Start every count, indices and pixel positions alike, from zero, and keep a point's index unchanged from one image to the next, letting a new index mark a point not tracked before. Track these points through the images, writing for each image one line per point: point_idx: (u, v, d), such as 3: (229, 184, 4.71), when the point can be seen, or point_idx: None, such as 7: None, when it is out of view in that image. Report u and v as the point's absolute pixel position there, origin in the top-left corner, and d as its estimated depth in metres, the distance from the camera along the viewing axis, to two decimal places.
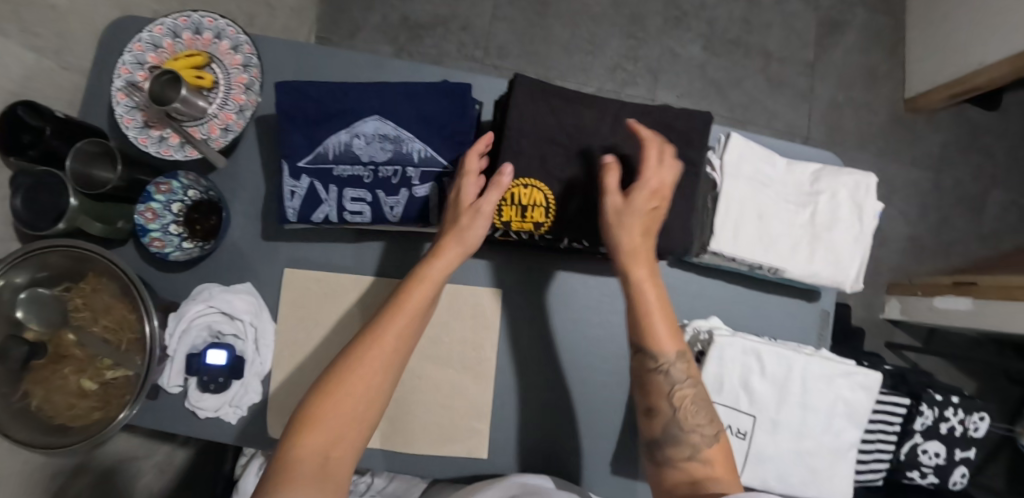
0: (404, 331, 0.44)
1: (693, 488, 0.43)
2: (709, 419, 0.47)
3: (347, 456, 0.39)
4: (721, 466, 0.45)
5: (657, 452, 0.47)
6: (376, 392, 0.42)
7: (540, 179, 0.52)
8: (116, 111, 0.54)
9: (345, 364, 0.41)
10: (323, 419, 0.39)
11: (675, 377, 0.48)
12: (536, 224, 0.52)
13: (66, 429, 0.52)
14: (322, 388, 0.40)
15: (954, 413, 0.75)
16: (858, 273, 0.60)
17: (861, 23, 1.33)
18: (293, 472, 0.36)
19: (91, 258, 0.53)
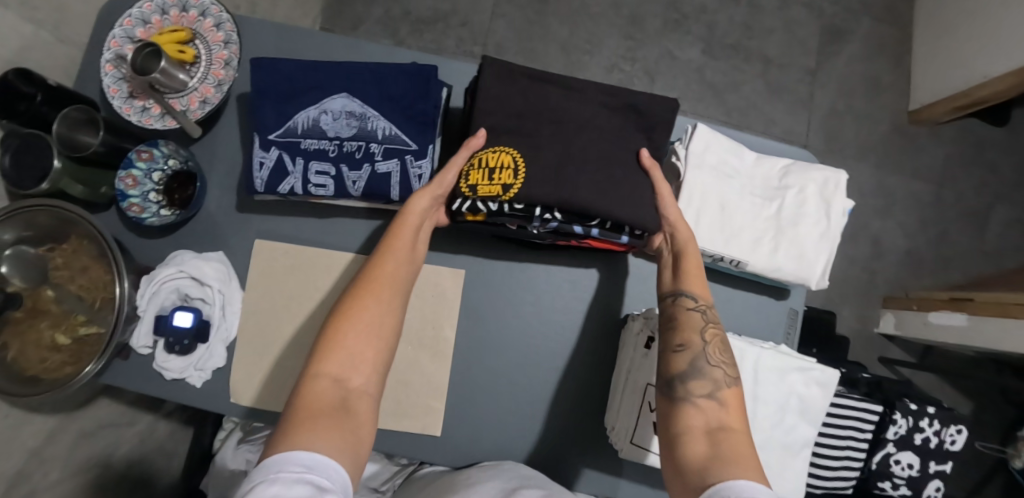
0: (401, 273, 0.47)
1: (714, 433, 0.39)
2: (732, 362, 0.46)
3: (367, 390, 0.40)
4: (733, 413, 0.42)
5: (675, 385, 0.43)
6: (388, 333, 0.43)
7: (509, 147, 0.52)
8: (103, 81, 0.57)
9: (356, 299, 0.43)
10: (337, 351, 0.40)
11: (705, 317, 0.47)
12: (505, 186, 0.50)
13: (37, 381, 0.55)
14: (336, 323, 0.42)
15: (929, 424, 0.74)
16: (824, 270, 0.60)
17: (866, 32, 1.32)
18: (314, 399, 0.37)
19: (74, 221, 0.56)
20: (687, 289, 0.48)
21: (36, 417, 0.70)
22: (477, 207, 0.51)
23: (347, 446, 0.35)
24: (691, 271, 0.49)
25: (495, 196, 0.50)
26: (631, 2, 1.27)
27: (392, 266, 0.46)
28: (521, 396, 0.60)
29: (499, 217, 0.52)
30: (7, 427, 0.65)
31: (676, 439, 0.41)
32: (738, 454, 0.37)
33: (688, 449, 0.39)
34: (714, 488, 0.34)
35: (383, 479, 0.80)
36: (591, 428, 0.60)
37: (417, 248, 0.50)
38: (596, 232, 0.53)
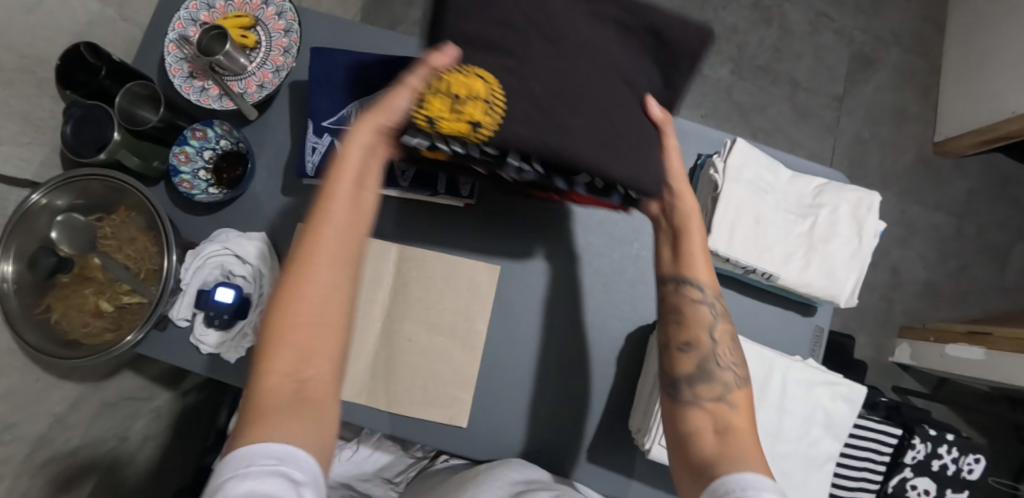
0: (342, 228, 0.37)
1: (732, 443, 0.38)
2: (742, 363, 0.47)
3: (324, 376, 0.34)
4: (745, 411, 0.43)
5: (684, 385, 0.44)
6: (343, 302, 0.36)
7: (481, 72, 0.41)
8: (166, 60, 0.59)
9: (298, 260, 0.35)
10: (280, 344, 0.33)
11: (715, 313, 0.47)
12: (473, 125, 0.40)
13: (77, 345, 0.58)
14: (272, 308, 0.34)
15: (947, 451, 0.73)
16: (854, 288, 0.60)
17: (895, 62, 1.33)
18: (265, 401, 0.31)
19: (125, 191, 0.59)
20: (696, 276, 0.47)
21: (64, 384, 0.72)
22: (438, 147, 0.42)
23: (304, 438, 0.30)
24: (700, 256, 0.48)
25: (459, 136, 0.40)
26: (664, 18, 1.30)
27: (337, 216, 0.37)
28: (547, 393, 0.61)
29: (461, 158, 0.43)
30: (38, 390, 0.67)
31: (687, 439, 0.41)
32: (751, 454, 0.38)
33: (698, 447, 0.40)
34: (719, 480, 0.35)
35: (397, 471, 0.82)
36: (614, 430, 0.61)
37: (368, 193, 0.40)
38: (581, 190, 0.47)
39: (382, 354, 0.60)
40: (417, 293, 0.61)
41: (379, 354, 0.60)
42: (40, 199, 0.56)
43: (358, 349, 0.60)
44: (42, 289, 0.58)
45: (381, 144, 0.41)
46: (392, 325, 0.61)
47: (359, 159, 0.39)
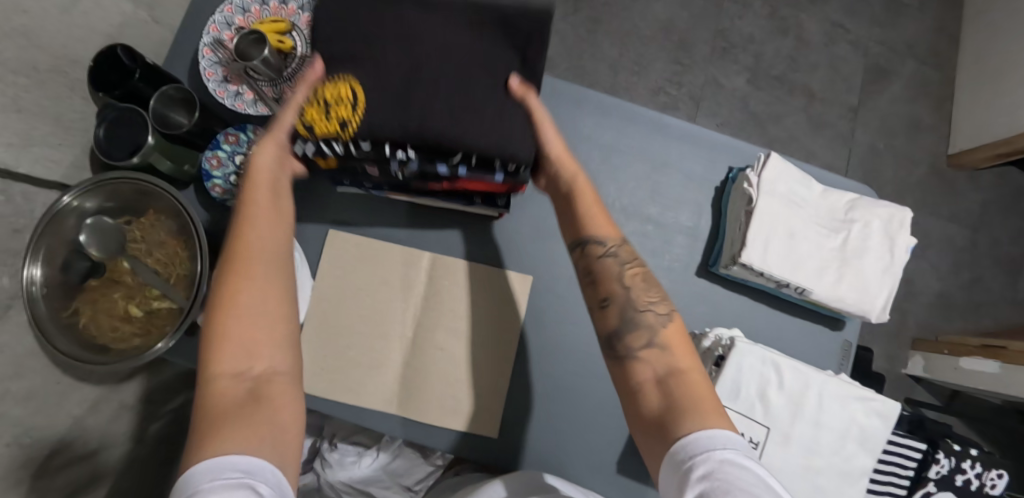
0: (269, 244, 0.45)
1: (674, 398, 0.41)
2: (662, 297, 0.48)
3: (277, 368, 0.41)
4: (680, 350, 0.44)
5: (616, 343, 0.46)
6: (279, 302, 0.43)
7: (346, 76, 0.45)
8: (201, 64, 0.59)
9: (229, 276, 0.42)
10: (227, 348, 0.39)
11: (621, 260, 0.48)
12: (342, 123, 0.44)
13: (106, 350, 0.57)
14: (213, 320, 0.41)
15: (971, 466, 0.73)
16: (885, 304, 0.60)
17: (909, 73, 1.34)
18: (217, 401, 0.37)
19: (156, 195, 0.58)
20: (600, 233, 0.48)
21: (82, 386, 0.70)
22: (322, 150, 0.46)
23: (264, 436, 0.35)
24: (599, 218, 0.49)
25: (335, 135, 0.45)
26: (681, 27, 1.30)
27: (260, 234, 0.45)
28: (577, 404, 0.61)
29: (351, 159, 0.47)
30: (58, 393, 0.65)
31: (633, 400, 0.43)
32: (691, 399, 0.40)
33: (645, 405, 0.42)
34: (677, 446, 0.38)
35: (417, 478, 0.82)
36: None
37: (282, 201, 0.48)
38: (463, 172, 0.47)
39: (413, 362, 0.60)
40: (448, 302, 0.61)
41: (408, 364, 0.59)
42: (70, 201, 0.56)
43: (386, 358, 0.59)
44: (71, 292, 0.57)
45: (285, 166, 0.49)
46: (422, 333, 0.60)
47: (270, 183, 0.47)
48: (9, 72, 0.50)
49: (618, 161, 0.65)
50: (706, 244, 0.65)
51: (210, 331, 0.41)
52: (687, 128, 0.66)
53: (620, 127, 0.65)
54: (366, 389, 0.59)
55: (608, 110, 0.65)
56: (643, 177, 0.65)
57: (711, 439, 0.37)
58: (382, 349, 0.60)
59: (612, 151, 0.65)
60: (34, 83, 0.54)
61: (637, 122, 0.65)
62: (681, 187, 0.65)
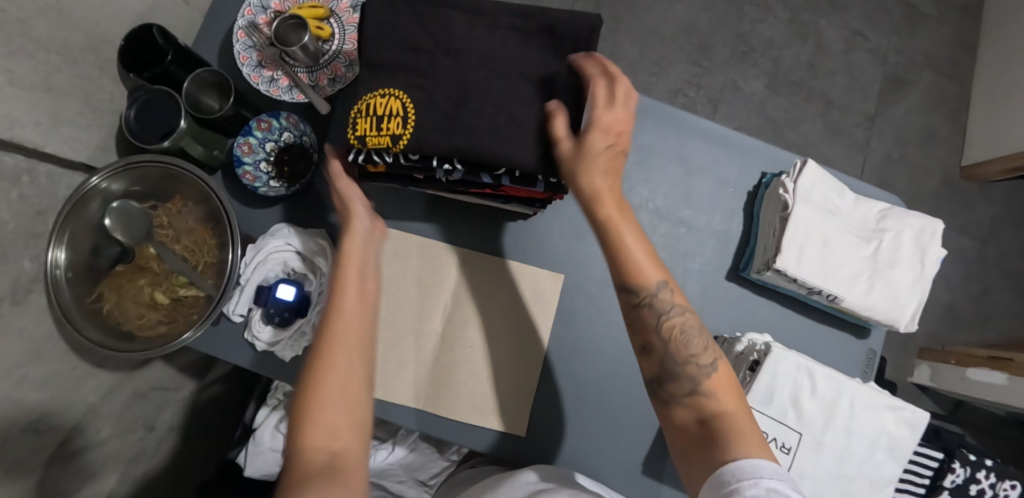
0: (360, 315, 0.45)
1: (722, 453, 0.38)
2: (705, 346, 0.45)
3: (351, 449, 0.38)
4: (727, 402, 0.42)
5: (659, 390, 0.45)
6: (361, 378, 0.42)
7: (399, 90, 0.46)
8: (235, 47, 0.57)
9: (320, 345, 0.42)
10: (310, 421, 0.38)
11: (658, 311, 0.45)
12: (393, 137, 0.45)
13: (131, 337, 0.56)
14: (302, 393, 0.40)
15: (985, 476, 0.74)
16: (915, 314, 0.60)
17: (926, 84, 1.34)
18: (300, 473, 0.35)
19: (187, 181, 0.57)
20: (630, 281, 0.45)
21: (99, 372, 0.68)
22: (371, 159, 0.48)
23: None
24: (625, 249, 0.45)
25: (383, 149, 0.46)
26: (702, 29, 1.29)
27: (350, 304, 0.45)
28: (606, 406, 0.60)
29: (399, 168, 0.49)
30: (74, 379, 0.63)
31: (674, 442, 0.42)
32: (735, 436, 0.39)
33: (678, 431, 0.42)
34: (720, 472, 0.37)
35: (432, 473, 0.81)
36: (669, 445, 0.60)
37: (368, 281, 0.48)
38: (506, 182, 0.48)
39: (442, 359, 0.59)
40: (478, 300, 0.61)
41: (437, 360, 0.59)
42: (99, 183, 0.54)
43: (415, 353, 0.59)
44: (96, 278, 0.56)
45: (370, 239, 0.50)
46: (451, 329, 0.60)
47: (361, 260, 0.48)
48: (42, 49, 0.49)
49: (651, 162, 0.64)
50: (736, 249, 0.65)
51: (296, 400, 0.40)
52: (722, 131, 0.65)
53: (655, 128, 0.65)
54: (394, 385, 0.58)
55: (644, 110, 0.64)
56: (677, 179, 0.65)
57: (755, 465, 0.36)
58: (411, 346, 0.59)
59: (646, 151, 0.64)
60: (65, 61, 0.52)
61: (672, 123, 0.65)
62: (714, 191, 0.65)
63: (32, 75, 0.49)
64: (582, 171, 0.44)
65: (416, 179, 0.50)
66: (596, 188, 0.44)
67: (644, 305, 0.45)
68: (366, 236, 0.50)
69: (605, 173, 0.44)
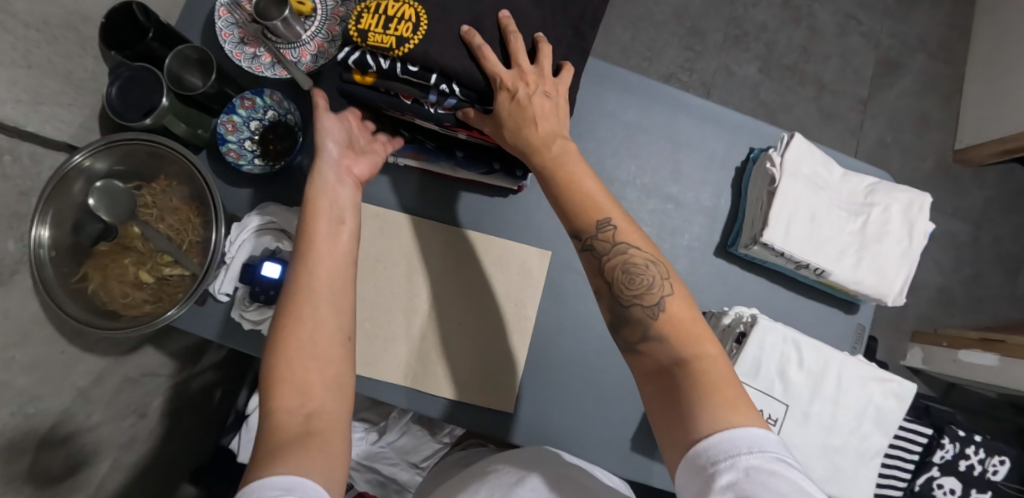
0: (334, 270, 0.43)
1: (677, 400, 0.37)
2: (652, 285, 0.41)
3: (328, 407, 0.38)
4: (686, 346, 0.38)
5: (617, 337, 0.43)
6: (333, 333, 0.40)
7: (416, 1, 0.43)
8: (217, 24, 0.57)
9: (289, 305, 0.40)
10: (285, 382, 0.38)
11: (601, 250, 0.43)
12: (399, 39, 0.42)
13: (116, 315, 0.56)
14: (275, 352, 0.39)
15: (974, 452, 0.75)
16: (902, 287, 0.60)
17: (919, 67, 1.34)
18: (275, 437, 0.35)
19: (172, 160, 0.57)
20: (576, 225, 0.43)
21: (88, 357, 0.67)
22: (365, 61, 0.43)
23: (313, 467, 0.33)
24: (552, 179, 0.44)
25: (384, 49, 0.42)
26: (695, 13, 1.29)
27: (323, 259, 0.43)
28: (594, 382, 0.61)
29: (392, 81, 0.45)
30: (63, 363, 0.62)
31: (644, 392, 0.40)
32: (703, 388, 0.36)
33: (648, 393, 0.39)
34: (694, 451, 0.34)
35: (424, 455, 0.81)
36: None
37: (345, 229, 0.45)
38: None
39: (429, 335, 0.60)
40: (464, 278, 0.61)
41: (424, 336, 0.60)
42: (82, 160, 0.54)
43: (404, 330, 0.60)
44: (80, 257, 0.56)
45: (339, 183, 0.48)
46: (439, 307, 0.60)
47: (329, 205, 0.46)
48: (21, 25, 0.48)
49: (639, 138, 0.64)
50: (724, 225, 0.64)
51: (270, 362, 0.39)
52: (709, 107, 0.65)
53: (643, 104, 0.64)
54: (381, 361, 0.58)
55: (632, 87, 0.64)
56: (665, 156, 0.65)
57: (736, 442, 0.33)
58: (398, 322, 0.60)
59: (633, 128, 0.64)
60: (45, 38, 0.52)
61: (660, 99, 0.65)
62: (703, 167, 0.65)
63: (11, 51, 0.48)
64: (498, 99, 0.42)
65: (404, 104, 0.46)
66: (497, 112, 0.42)
67: (589, 247, 0.43)
68: (333, 178, 0.47)
69: (516, 100, 0.42)
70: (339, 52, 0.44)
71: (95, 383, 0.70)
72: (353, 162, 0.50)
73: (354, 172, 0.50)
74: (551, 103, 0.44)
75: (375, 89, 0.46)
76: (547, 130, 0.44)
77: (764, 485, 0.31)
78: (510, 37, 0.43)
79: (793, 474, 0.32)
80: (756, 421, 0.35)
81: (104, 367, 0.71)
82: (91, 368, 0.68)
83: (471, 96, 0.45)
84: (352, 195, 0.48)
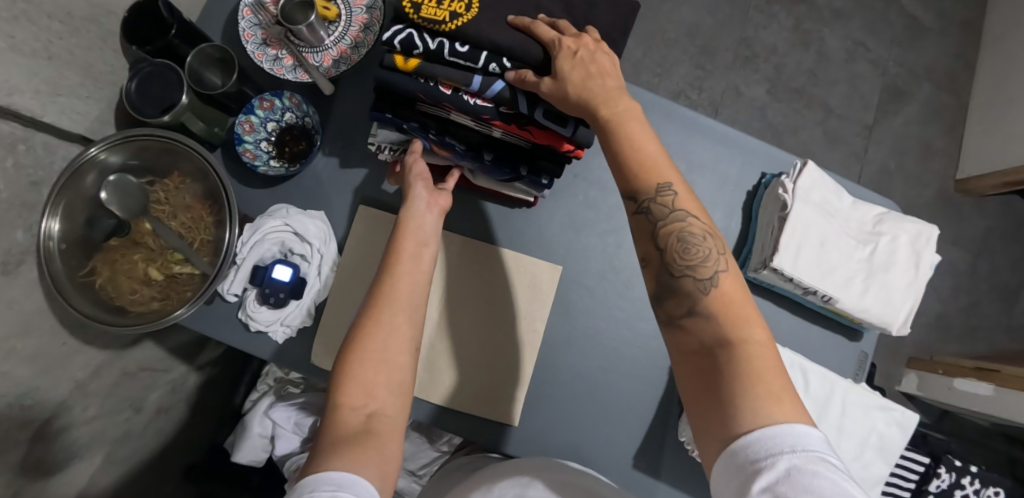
0: (415, 284, 0.48)
1: (718, 376, 0.38)
2: (704, 258, 0.42)
3: (386, 411, 0.41)
4: (734, 328, 0.39)
5: (657, 307, 0.44)
6: (405, 341, 0.45)
7: None
8: (240, 24, 0.57)
9: (372, 309, 0.45)
10: (352, 382, 0.42)
11: (657, 214, 0.43)
12: (451, 13, 0.44)
13: (123, 312, 0.55)
14: (355, 341, 0.43)
15: (971, 482, 0.75)
16: (907, 317, 0.60)
17: (924, 96, 1.36)
18: (338, 427, 0.39)
19: (186, 157, 0.57)
20: (634, 185, 0.44)
21: (88, 349, 0.66)
22: (414, 41, 0.45)
23: (368, 468, 0.36)
24: (613, 138, 0.43)
25: (437, 21, 0.44)
26: (706, 32, 1.30)
27: (404, 275, 0.47)
28: (597, 398, 0.61)
29: (438, 61, 0.46)
30: (63, 355, 0.61)
31: (681, 370, 0.41)
32: (746, 373, 0.37)
33: (684, 365, 0.41)
34: (733, 449, 0.35)
35: (422, 463, 0.79)
36: (660, 442, 0.60)
37: (425, 252, 0.50)
38: (539, 115, 0.47)
39: (437, 345, 0.60)
40: (475, 288, 0.62)
41: (432, 347, 0.60)
42: (97, 153, 0.54)
43: None
44: (89, 252, 0.55)
45: (427, 211, 0.52)
46: (448, 317, 0.61)
47: (416, 230, 0.50)
48: (44, 16, 0.48)
49: None
50: (734, 247, 0.65)
51: (342, 362, 0.43)
52: (723, 130, 0.66)
53: (657, 125, 0.65)
54: None
55: (648, 105, 0.65)
56: None
57: (776, 441, 0.33)
58: None
59: None
60: (68, 30, 0.52)
61: (673, 119, 0.65)
62: (715, 188, 0.65)
63: (33, 41, 0.48)
64: (558, 56, 0.43)
65: (444, 93, 0.48)
66: (559, 68, 0.43)
67: (644, 210, 0.44)
68: (423, 206, 0.52)
69: (575, 57, 0.43)
70: (388, 31, 0.46)
71: (94, 375, 0.69)
72: (439, 195, 0.54)
73: (439, 203, 0.54)
74: (607, 63, 0.45)
75: (415, 77, 0.48)
76: (610, 90, 0.44)
77: (804, 486, 0.31)
78: (558, 22, 0.46)
79: (834, 472, 0.32)
80: (798, 415, 0.36)
81: (103, 361, 0.69)
82: (91, 361, 0.67)
83: (527, 65, 0.45)
84: (436, 224, 0.52)
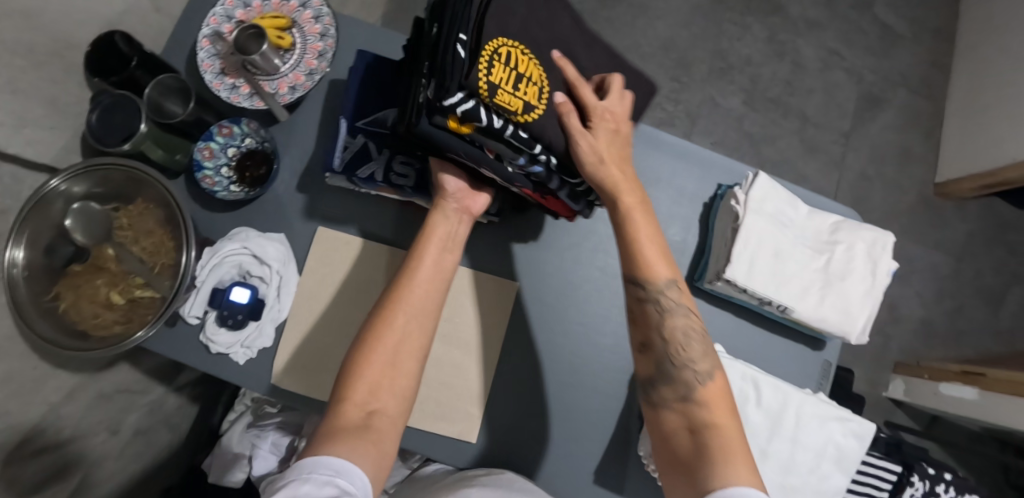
0: (437, 290, 0.50)
1: (701, 444, 0.43)
2: (699, 354, 0.49)
3: (388, 411, 0.43)
4: (721, 413, 0.46)
5: (651, 388, 0.49)
6: (416, 348, 0.47)
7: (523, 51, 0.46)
8: (198, 54, 0.59)
9: (386, 309, 0.47)
10: (361, 376, 0.44)
11: (665, 309, 0.50)
12: (526, 106, 0.45)
13: (86, 336, 0.56)
14: (365, 340, 0.46)
15: (945, 490, 0.74)
16: (865, 326, 0.60)
17: (900, 102, 1.37)
18: (342, 418, 0.41)
19: (149, 184, 0.58)
20: (643, 278, 0.50)
21: (60, 374, 0.66)
22: (479, 116, 0.43)
23: (360, 459, 0.38)
24: (626, 226, 0.50)
25: (510, 111, 0.44)
26: (681, 45, 1.32)
27: (426, 274, 0.50)
28: (557, 413, 0.61)
29: (491, 136, 0.46)
30: (33, 379, 0.61)
31: (664, 441, 0.47)
32: (725, 448, 0.43)
33: (676, 440, 0.46)
34: None
35: (393, 481, 0.73)
36: (622, 455, 0.61)
37: (447, 256, 0.52)
38: (562, 193, 0.53)
39: None
40: None
41: None
42: (59, 184, 0.55)
43: None
44: (52, 277, 0.57)
45: (457, 219, 0.54)
46: None
47: (444, 235, 0.53)
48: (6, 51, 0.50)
49: None
50: (692, 259, 0.66)
51: (352, 364, 0.45)
52: (681, 145, 0.68)
53: None
54: None
55: None
56: None
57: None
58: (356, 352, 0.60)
59: None
60: (32, 64, 0.54)
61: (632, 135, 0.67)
62: (672, 202, 0.66)
63: None
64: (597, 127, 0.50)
65: (487, 157, 0.47)
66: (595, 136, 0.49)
67: (650, 302, 0.50)
68: (453, 217, 0.54)
69: (608, 135, 0.51)
70: (449, 97, 0.42)
71: (70, 398, 0.69)
72: (472, 198, 0.55)
73: (469, 207, 0.55)
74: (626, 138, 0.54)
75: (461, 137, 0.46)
76: (628, 178, 0.52)
77: None
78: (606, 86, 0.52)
79: None
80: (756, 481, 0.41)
81: (78, 384, 0.70)
82: (64, 386, 0.68)
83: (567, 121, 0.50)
84: (467, 232, 0.55)
